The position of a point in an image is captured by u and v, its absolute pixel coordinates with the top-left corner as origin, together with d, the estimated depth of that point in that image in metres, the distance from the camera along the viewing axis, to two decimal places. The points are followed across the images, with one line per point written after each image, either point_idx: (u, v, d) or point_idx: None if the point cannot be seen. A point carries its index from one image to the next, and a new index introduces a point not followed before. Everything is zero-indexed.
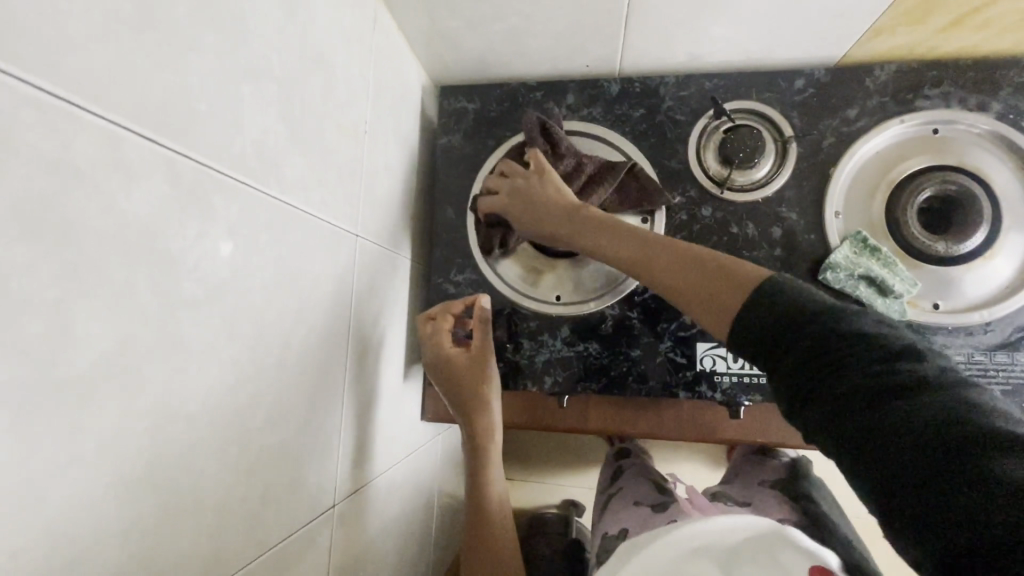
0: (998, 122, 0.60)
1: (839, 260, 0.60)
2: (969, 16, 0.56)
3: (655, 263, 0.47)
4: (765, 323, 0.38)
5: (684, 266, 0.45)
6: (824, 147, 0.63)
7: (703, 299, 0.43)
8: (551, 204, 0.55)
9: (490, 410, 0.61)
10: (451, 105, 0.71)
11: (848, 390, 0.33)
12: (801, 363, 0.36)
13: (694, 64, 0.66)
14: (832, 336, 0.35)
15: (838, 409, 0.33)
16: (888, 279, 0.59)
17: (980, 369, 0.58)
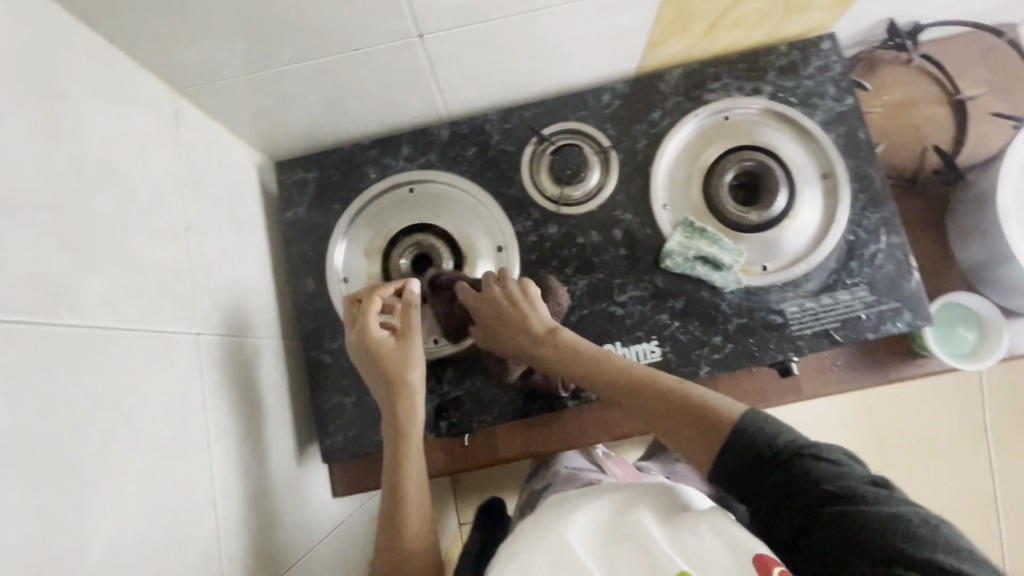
0: (772, 101, 0.69)
1: (674, 247, 0.66)
2: (721, 20, 0.64)
3: (650, 408, 0.54)
4: (732, 463, 0.47)
5: (662, 407, 0.53)
6: (640, 149, 0.69)
7: (682, 440, 0.50)
8: (529, 331, 0.60)
9: (413, 388, 0.59)
10: (291, 178, 0.71)
11: (784, 501, 0.44)
12: (769, 489, 0.45)
13: (510, 98, 0.71)
14: (789, 465, 0.44)
15: (786, 506, 0.44)
16: (717, 254, 0.65)
17: (812, 314, 0.66)
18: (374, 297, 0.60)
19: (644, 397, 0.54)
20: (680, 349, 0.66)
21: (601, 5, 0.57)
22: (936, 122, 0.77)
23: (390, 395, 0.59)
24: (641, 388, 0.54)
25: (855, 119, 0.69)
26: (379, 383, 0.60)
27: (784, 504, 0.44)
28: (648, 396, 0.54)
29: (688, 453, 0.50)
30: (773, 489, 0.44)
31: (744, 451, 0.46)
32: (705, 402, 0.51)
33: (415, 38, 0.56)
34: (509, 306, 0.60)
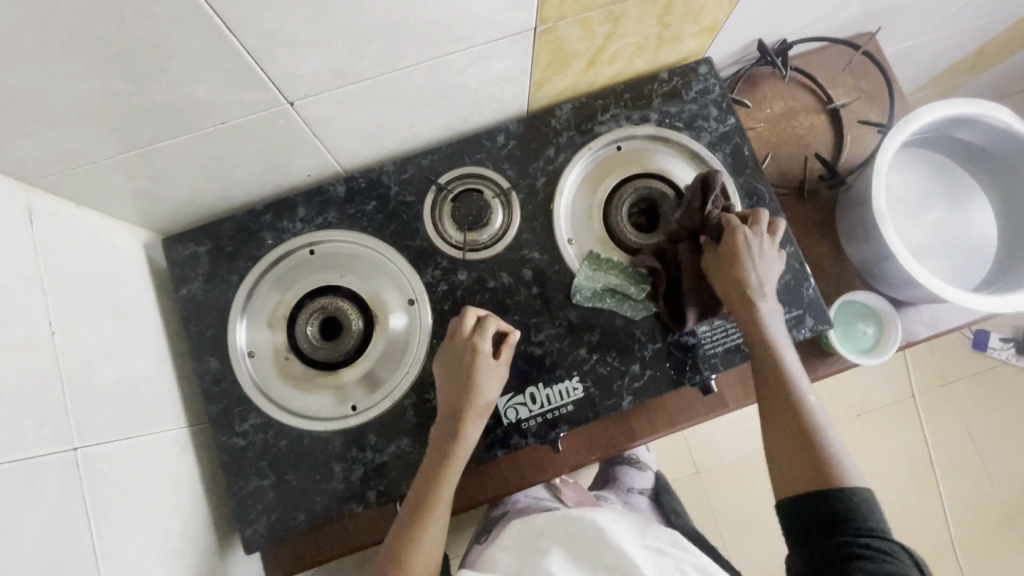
0: (659, 128, 0.72)
1: (582, 282, 0.67)
2: (599, 56, 0.66)
3: (789, 409, 0.60)
4: (813, 526, 0.55)
5: (801, 426, 0.58)
6: (540, 186, 0.70)
7: (804, 467, 0.57)
8: (737, 283, 0.62)
9: (473, 423, 0.60)
10: (179, 253, 0.67)
11: (829, 531, 0.54)
12: (814, 534, 0.55)
13: (406, 148, 0.70)
14: (828, 525, 0.54)
15: (823, 542, 0.54)
16: (624, 285, 0.67)
17: (722, 330, 0.67)
18: (482, 329, 0.62)
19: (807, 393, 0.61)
20: (601, 382, 0.66)
21: (476, 55, 0.57)
22: (815, 129, 0.82)
23: (460, 412, 0.59)
24: (790, 394, 0.60)
25: (739, 137, 0.72)
26: (449, 398, 0.60)
27: (833, 543, 0.53)
28: (807, 400, 0.60)
29: (784, 470, 0.59)
30: (832, 531, 0.54)
31: (825, 494, 0.56)
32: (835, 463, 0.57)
33: (287, 104, 0.54)
34: (721, 262, 0.63)
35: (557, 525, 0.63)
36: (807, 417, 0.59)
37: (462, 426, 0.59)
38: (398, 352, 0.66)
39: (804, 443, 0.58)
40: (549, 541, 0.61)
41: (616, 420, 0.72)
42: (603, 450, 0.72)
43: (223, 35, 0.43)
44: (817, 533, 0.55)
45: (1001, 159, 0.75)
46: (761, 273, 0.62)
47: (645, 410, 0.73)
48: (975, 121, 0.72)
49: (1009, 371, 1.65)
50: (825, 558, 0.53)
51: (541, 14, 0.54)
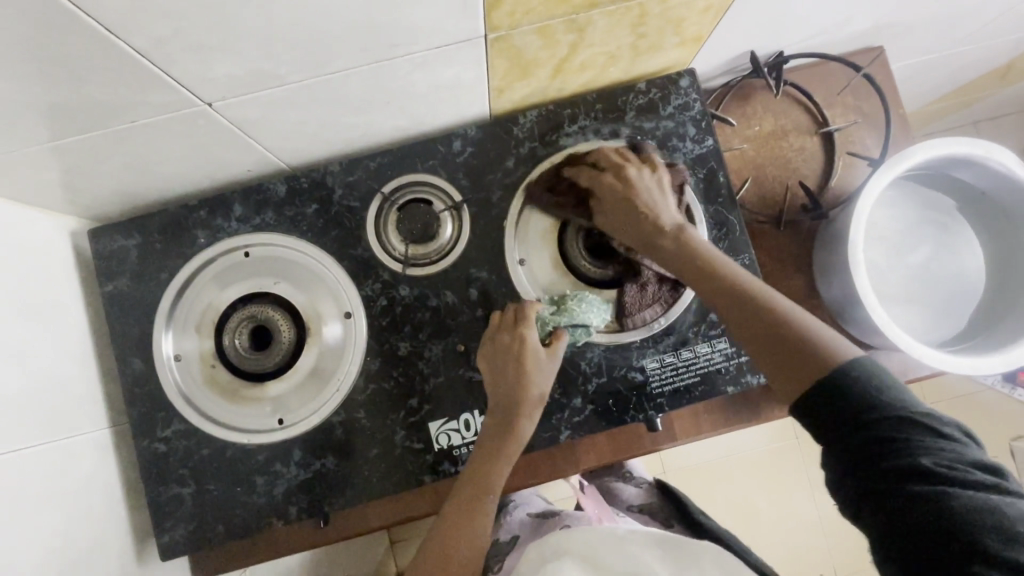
0: (629, 146, 0.66)
1: (545, 313, 0.62)
2: (565, 64, 0.59)
3: (738, 304, 0.53)
4: (824, 408, 0.46)
5: (751, 318, 0.52)
6: (495, 200, 0.65)
7: (773, 354, 0.50)
8: (636, 215, 0.60)
9: (523, 424, 0.58)
10: (107, 247, 0.63)
11: (845, 420, 0.45)
12: (829, 426, 0.46)
13: (353, 147, 0.65)
14: (846, 412, 0.45)
15: (848, 441, 0.45)
16: (589, 318, 0.62)
17: (673, 369, 0.64)
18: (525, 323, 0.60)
19: (749, 282, 0.54)
20: (540, 413, 0.63)
21: (419, 61, 0.51)
22: (805, 153, 0.76)
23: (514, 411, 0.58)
24: (721, 282, 0.54)
25: (714, 161, 0.66)
26: (505, 392, 0.58)
27: (859, 439, 0.44)
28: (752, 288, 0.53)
29: (768, 368, 0.50)
30: (847, 421, 0.45)
31: (821, 378, 0.47)
32: (795, 329, 0.50)
33: (204, 106, 0.49)
34: (610, 195, 0.61)
35: (573, 535, 0.55)
36: (762, 305, 0.52)
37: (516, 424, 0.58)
38: (331, 367, 0.63)
39: (768, 331, 0.51)
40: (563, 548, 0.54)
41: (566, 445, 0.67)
42: (543, 477, 0.67)
43: (107, 38, 0.38)
44: (838, 426, 0.45)
45: (996, 205, 0.69)
46: (656, 201, 0.60)
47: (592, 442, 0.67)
48: (972, 163, 0.65)
49: (994, 395, 1.61)
50: (857, 454, 0.44)
51: (490, 21, 0.48)
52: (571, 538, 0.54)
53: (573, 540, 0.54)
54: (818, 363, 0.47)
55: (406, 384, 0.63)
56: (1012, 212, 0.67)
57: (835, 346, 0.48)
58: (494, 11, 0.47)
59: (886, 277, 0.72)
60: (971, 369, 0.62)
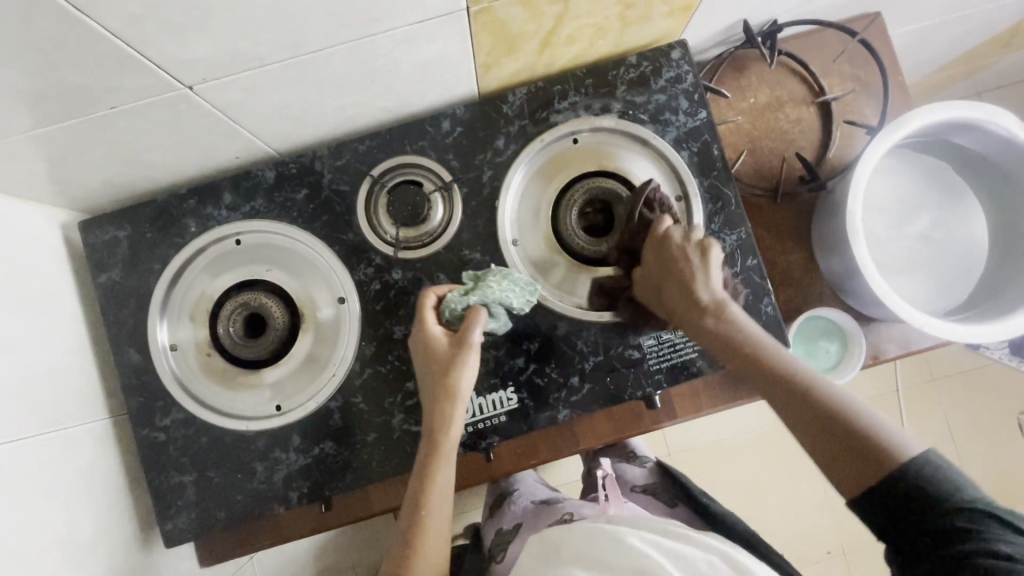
0: (621, 120, 0.65)
1: (456, 300, 0.58)
2: (552, 38, 0.58)
3: (799, 406, 0.52)
4: (891, 504, 0.47)
5: (809, 416, 0.51)
6: (486, 181, 0.64)
7: (834, 456, 0.50)
8: (681, 289, 0.57)
9: (440, 416, 0.56)
10: (99, 238, 0.63)
11: (911, 517, 0.46)
12: (893, 517, 0.47)
13: (341, 132, 0.64)
14: (910, 500, 0.46)
15: (913, 525, 0.46)
16: (505, 299, 0.59)
17: (670, 346, 0.63)
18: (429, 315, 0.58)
19: (803, 372, 0.53)
20: (537, 393, 0.63)
21: (400, 36, 0.50)
22: (802, 124, 0.74)
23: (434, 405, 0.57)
24: (779, 376, 0.54)
25: (708, 134, 0.65)
26: (431, 393, 0.57)
27: (928, 534, 0.45)
28: (803, 378, 0.53)
29: (830, 465, 0.51)
30: (919, 517, 0.46)
31: (880, 477, 0.47)
32: (858, 424, 0.49)
33: (185, 89, 0.48)
34: (654, 259, 0.59)
35: (580, 533, 0.52)
36: (817, 399, 0.52)
37: (437, 418, 0.57)
38: (326, 352, 0.63)
39: (828, 433, 0.50)
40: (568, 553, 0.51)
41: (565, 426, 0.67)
42: (543, 456, 0.67)
43: (77, 17, 0.38)
44: (904, 521, 0.47)
45: (1000, 171, 0.68)
46: (697, 271, 0.57)
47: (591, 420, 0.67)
48: (974, 127, 0.64)
49: (1002, 370, 1.60)
50: (922, 544, 0.46)
51: None
52: (571, 533, 0.53)
53: (572, 536, 0.53)
54: (878, 462, 0.48)
55: (402, 367, 0.63)
56: (1015, 178, 0.66)
57: (894, 444, 0.48)
58: None
59: (887, 247, 0.70)
60: (972, 337, 0.61)
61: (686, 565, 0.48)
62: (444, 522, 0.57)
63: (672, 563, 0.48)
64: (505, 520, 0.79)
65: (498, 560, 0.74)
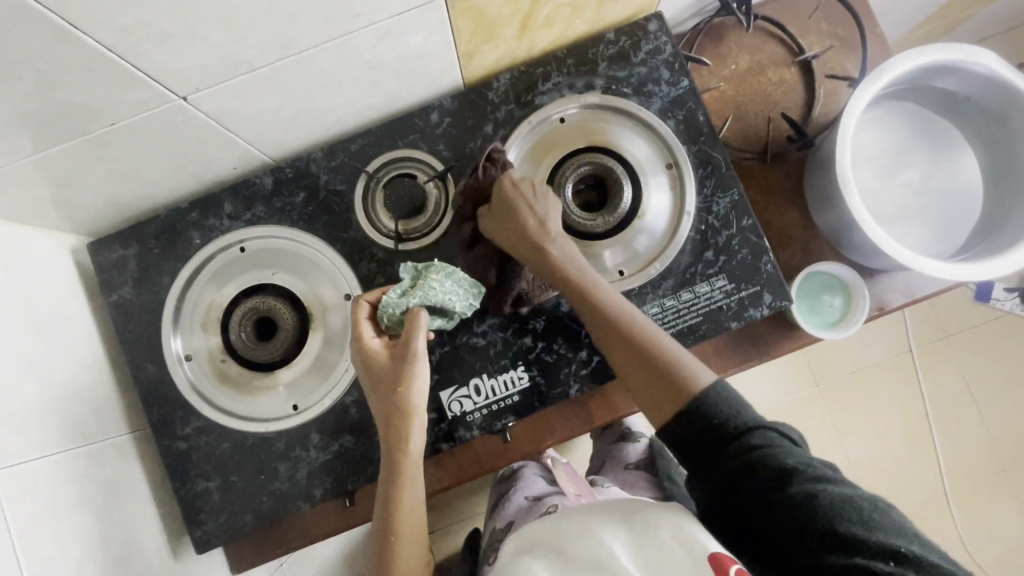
0: (605, 96, 0.66)
1: (394, 303, 0.57)
2: (530, 21, 0.60)
3: (620, 342, 0.57)
4: (692, 428, 0.52)
5: (631, 350, 0.56)
6: (478, 168, 0.66)
7: (645, 386, 0.55)
8: (522, 229, 0.58)
9: (398, 427, 0.56)
10: (107, 258, 0.65)
11: (710, 441, 0.51)
12: (706, 452, 0.51)
13: (333, 133, 0.66)
14: (711, 430, 0.51)
15: (720, 454, 0.50)
16: (447, 301, 0.58)
17: (674, 312, 0.64)
18: (361, 328, 0.58)
19: (625, 312, 0.57)
20: (547, 371, 0.64)
21: (382, 31, 0.52)
22: (784, 86, 0.75)
23: (391, 418, 0.57)
24: (610, 314, 0.57)
25: (692, 102, 0.66)
26: (381, 406, 0.57)
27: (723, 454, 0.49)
28: (630, 319, 0.57)
29: (643, 395, 0.56)
30: (714, 442, 0.51)
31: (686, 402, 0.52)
32: (669, 355, 0.56)
33: (179, 100, 0.50)
34: (516, 200, 0.59)
35: (542, 528, 0.53)
36: (634, 337, 0.57)
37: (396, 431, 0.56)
38: (336, 349, 0.64)
39: (646, 368, 0.56)
40: (529, 551, 0.51)
41: (578, 401, 0.67)
42: (561, 433, 0.67)
43: (71, 34, 0.39)
44: (702, 445, 0.51)
45: (987, 111, 0.68)
46: (541, 206, 0.59)
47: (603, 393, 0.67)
48: (957, 70, 0.65)
49: (1013, 321, 1.59)
50: (727, 473, 0.49)
51: None
52: (538, 529, 0.53)
53: (543, 526, 0.53)
54: (679, 394, 0.53)
55: None
56: (1001, 116, 0.67)
57: (694, 373, 0.54)
58: None
59: (882, 198, 0.71)
60: (974, 275, 0.61)
61: (640, 555, 0.46)
62: (415, 524, 0.58)
63: (625, 552, 0.47)
64: (499, 518, 0.80)
65: (491, 561, 0.75)
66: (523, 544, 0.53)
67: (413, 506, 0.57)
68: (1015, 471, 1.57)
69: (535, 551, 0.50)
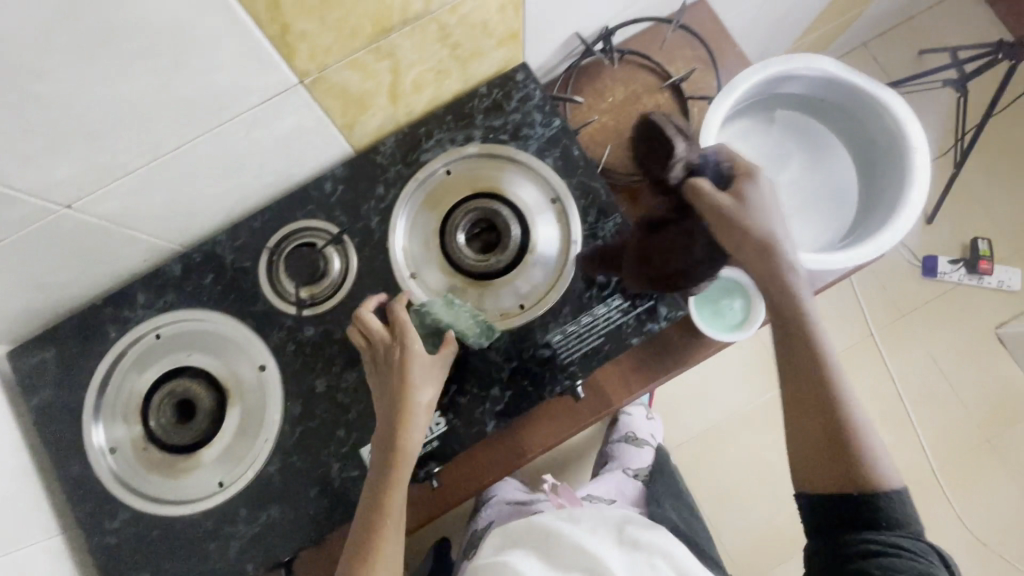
0: (485, 144, 0.70)
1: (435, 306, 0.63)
2: (397, 89, 0.64)
3: (812, 405, 0.58)
4: (845, 505, 0.56)
5: (819, 429, 0.57)
6: (374, 226, 0.69)
7: (824, 466, 0.57)
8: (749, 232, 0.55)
9: (412, 427, 0.58)
10: (27, 363, 0.67)
11: (848, 524, 0.56)
12: (830, 518, 0.57)
13: (234, 214, 0.69)
14: (846, 510, 0.56)
15: (840, 533, 0.56)
16: (466, 331, 0.64)
17: (576, 336, 0.67)
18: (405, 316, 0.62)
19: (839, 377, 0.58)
20: (462, 413, 0.65)
21: (250, 121, 0.56)
22: (660, 109, 0.80)
23: (394, 419, 0.58)
24: (828, 371, 0.58)
25: (566, 139, 0.71)
26: (387, 402, 0.60)
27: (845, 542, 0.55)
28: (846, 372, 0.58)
29: (807, 468, 0.58)
30: (852, 526, 0.55)
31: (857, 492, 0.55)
32: (859, 438, 0.56)
33: (63, 209, 0.54)
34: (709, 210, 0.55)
35: (538, 534, 0.68)
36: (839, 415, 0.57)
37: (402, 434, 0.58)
38: (255, 419, 0.65)
39: (831, 442, 0.57)
40: (526, 547, 0.67)
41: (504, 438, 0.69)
42: (496, 467, 0.68)
43: None
44: (837, 527, 0.56)
45: (837, 105, 0.74)
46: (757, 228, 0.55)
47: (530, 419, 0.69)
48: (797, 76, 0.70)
49: (967, 291, 1.62)
50: (842, 551, 0.55)
51: (298, 68, 0.53)
52: (524, 528, 0.71)
53: (538, 522, 0.70)
54: (857, 484, 0.56)
55: (332, 416, 0.66)
56: (843, 109, 0.73)
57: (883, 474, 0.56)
58: (294, 59, 0.51)
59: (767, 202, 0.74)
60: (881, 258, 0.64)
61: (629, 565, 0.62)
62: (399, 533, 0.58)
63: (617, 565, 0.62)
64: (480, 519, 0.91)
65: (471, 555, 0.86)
66: (522, 531, 0.70)
67: (394, 520, 0.57)
68: (997, 439, 1.57)
69: (530, 536, 0.69)
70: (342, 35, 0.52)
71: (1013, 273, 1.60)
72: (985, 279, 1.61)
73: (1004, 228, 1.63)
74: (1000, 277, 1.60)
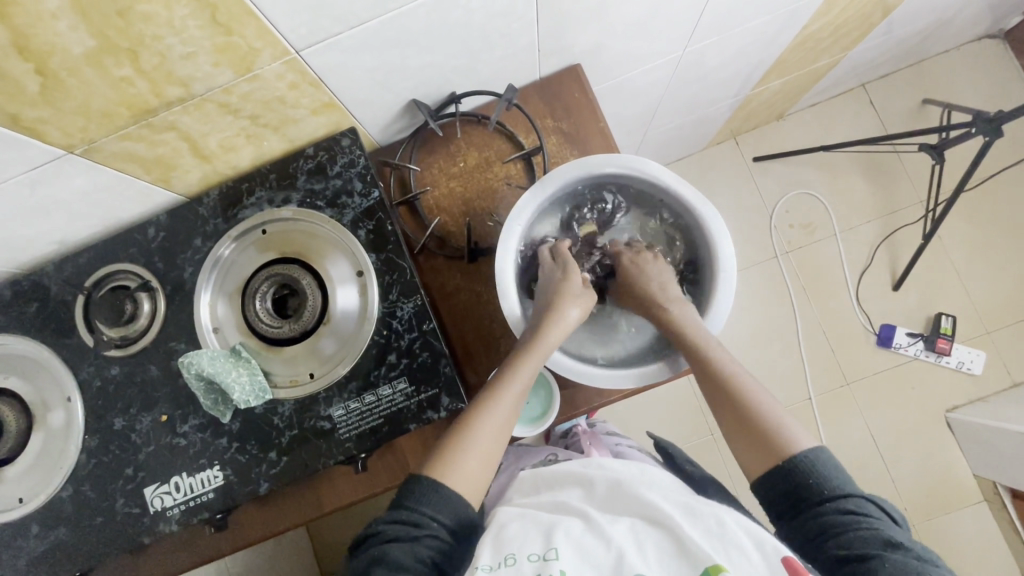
0: (300, 209, 0.71)
1: (204, 358, 0.67)
2: (204, 154, 0.65)
3: (719, 392, 0.64)
4: (783, 488, 0.57)
5: (734, 403, 0.63)
6: (187, 277, 0.71)
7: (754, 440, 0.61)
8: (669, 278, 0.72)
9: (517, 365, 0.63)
10: None
11: (802, 504, 0.56)
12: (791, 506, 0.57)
13: (63, 248, 0.72)
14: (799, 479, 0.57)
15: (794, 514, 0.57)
16: (229, 389, 0.67)
17: (356, 413, 0.67)
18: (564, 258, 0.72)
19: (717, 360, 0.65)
20: (241, 470, 0.67)
21: (28, 184, 0.57)
22: (508, 181, 0.77)
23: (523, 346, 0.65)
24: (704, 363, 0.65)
25: (382, 212, 0.70)
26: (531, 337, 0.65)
27: (805, 519, 0.55)
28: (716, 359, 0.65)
29: (744, 445, 0.61)
30: (805, 504, 0.56)
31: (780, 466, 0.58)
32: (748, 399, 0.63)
33: None
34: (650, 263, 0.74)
35: (583, 478, 0.61)
36: (733, 390, 0.64)
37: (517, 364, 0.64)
38: (57, 445, 0.70)
39: (741, 422, 0.62)
40: (564, 488, 0.61)
41: (298, 493, 0.69)
42: (287, 519, 0.69)
43: None
44: (798, 506, 0.56)
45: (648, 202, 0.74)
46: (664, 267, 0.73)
47: (318, 481, 0.70)
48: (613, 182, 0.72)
49: (924, 367, 1.50)
50: (810, 532, 0.55)
51: (56, 144, 0.54)
52: (562, 472, 0.64)
53: (564, 471, 0.64)
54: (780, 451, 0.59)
55: (123, 454, 0.69)
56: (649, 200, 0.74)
57: (787, 434, 0.60)
58: (45, 138, 0.52)
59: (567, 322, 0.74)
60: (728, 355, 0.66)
61: (681, 512, 0.52)
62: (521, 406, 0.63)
63: (673, 511, 0.52)
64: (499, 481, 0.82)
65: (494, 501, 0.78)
66: (544, 483, 0.65)
67: (519, 390, 0.63)
68: (926, 526, 1.44)
69: (566, 483, 0.62)
70: (93, 118, 0.52)
71: (977, 355, 1.48)
72: (943, 359, 1.48)
73: (976, 305, 1.51)
74: (960, 358, 1.48)
